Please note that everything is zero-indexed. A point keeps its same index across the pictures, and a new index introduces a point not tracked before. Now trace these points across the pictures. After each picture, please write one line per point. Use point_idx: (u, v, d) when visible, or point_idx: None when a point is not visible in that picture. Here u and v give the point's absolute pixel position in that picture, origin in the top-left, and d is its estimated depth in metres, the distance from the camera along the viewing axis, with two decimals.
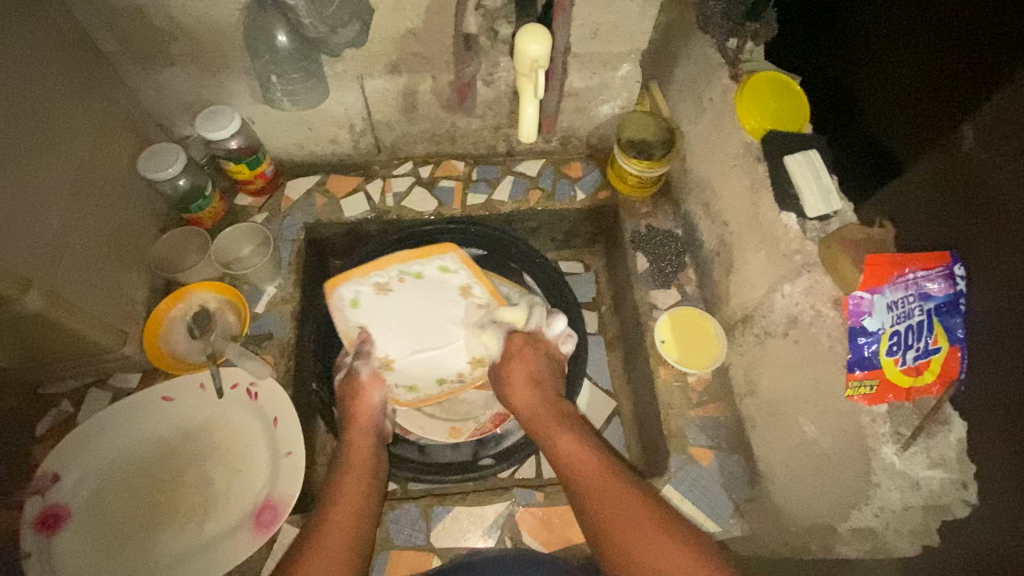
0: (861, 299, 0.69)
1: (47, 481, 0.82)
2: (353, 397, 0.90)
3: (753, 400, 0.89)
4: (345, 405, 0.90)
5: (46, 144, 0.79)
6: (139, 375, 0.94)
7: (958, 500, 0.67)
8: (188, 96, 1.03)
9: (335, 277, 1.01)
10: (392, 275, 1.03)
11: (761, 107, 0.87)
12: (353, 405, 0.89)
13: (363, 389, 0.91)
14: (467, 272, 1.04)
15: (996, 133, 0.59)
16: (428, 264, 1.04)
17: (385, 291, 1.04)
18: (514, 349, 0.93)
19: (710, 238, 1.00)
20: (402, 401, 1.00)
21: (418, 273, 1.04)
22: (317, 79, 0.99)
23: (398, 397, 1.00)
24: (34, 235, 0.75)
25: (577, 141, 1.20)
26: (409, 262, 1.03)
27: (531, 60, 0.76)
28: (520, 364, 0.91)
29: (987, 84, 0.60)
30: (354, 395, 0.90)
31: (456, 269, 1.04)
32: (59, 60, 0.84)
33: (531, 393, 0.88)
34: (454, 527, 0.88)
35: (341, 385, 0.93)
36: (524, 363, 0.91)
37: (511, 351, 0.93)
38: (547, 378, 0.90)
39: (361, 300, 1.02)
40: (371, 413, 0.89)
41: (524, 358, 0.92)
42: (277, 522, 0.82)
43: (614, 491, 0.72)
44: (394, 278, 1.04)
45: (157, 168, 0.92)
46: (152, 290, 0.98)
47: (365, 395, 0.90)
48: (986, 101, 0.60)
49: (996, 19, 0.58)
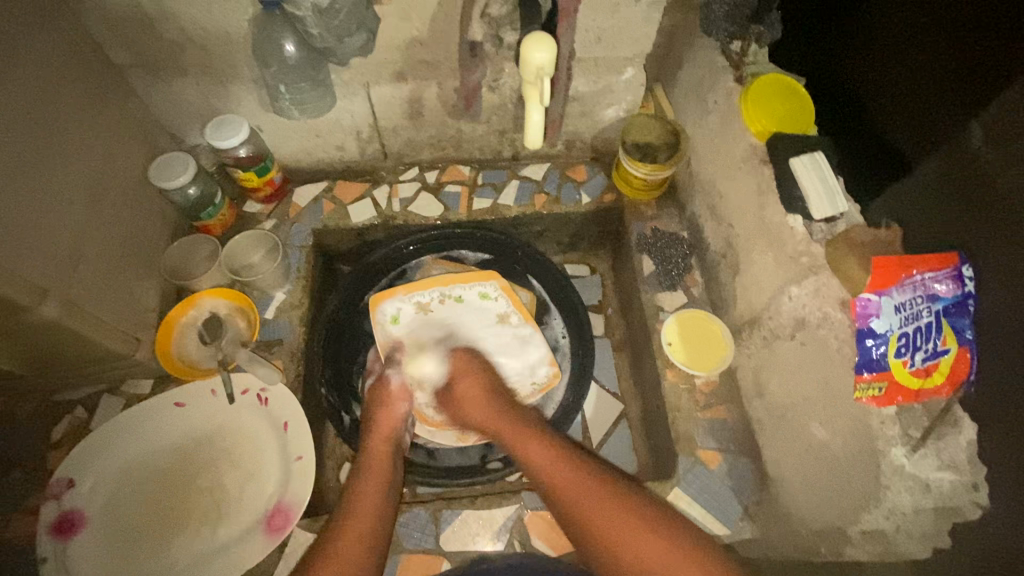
0: (869, 301, 0.68)
1: (62, 487, 0.83)
2: (377, 407, 0.91)
3: (761, 403, 0.89)
4: (370, 414, 0.91)
5: (61, 157, 0.81)
6: (151, 382, 0.95)
7: (969, 503, 0.66)
8: (197, 106, 1.04)
9: (380, 293, 1.07)
10: (433, 296, 1.08)
11: (766, 110, 0.87)
12: (376, 416, 0.90)
13: (390, 400, 0.92)
14: (507, 300, 1.07)
15: (1006, 131, 0.59)
16: (469, 289, 1.08)
17: (427, 310, 1.07)
18: (461, 367, 0.95)
19: (716, 240, 1.00)
20: (429, 420, 0.99)
21: (459, 296, 1.08)
22: (326, 87, 1.00)
23: (422, 415, 0.99)
24: (49, 245, 0.76)
25: (582, 145, 1.21)
26: (453, 285, 1.08)
27: (538, 67, 0.76)
28: (469, 382, 0.92)
29: (997, 80, 0.59)
30: (382, 405, 0.91)
31: (496, 296, 1.08)
32: (72, 74, 0.85)
33: (485, 407, 0.89)
34: (463, 531, 0.88)
35: (370, 393, 0.94)
36: (471, 381, 0.92)
37: (459, 370, 0.95)
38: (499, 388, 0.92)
39: (402, 316, 1.06)
40: (393, 423, 0.89)
41: (474, 377, 0.93)
42: (289, 526, 0.83)
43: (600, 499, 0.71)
44: (435, 299, 1.08)
45: (167, 177, 0.94)
46: (164, 298, 0.99)
47: (391, 404, 0.91)
48: (996, 98, 0.60)
49: (1008, 17, 0.58)
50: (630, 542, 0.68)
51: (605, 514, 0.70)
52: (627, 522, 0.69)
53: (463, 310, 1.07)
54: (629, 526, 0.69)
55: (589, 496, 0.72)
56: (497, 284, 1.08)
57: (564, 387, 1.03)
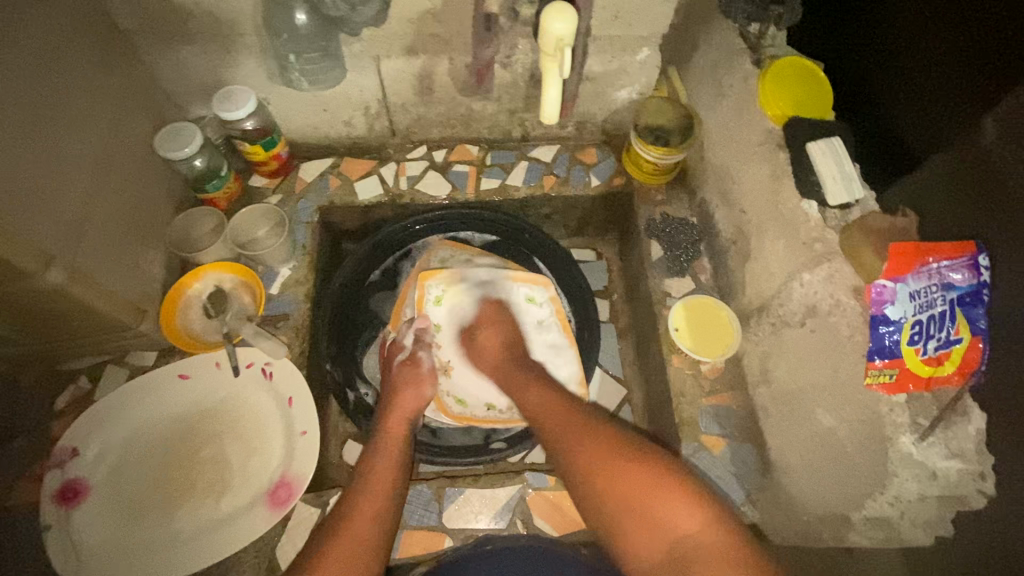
0: (884, 287, 0.68)
1: (66, 455, 0.84)
2: (406, 384, 0.91)
3: (767, 389, 0.89)
4: (398, 386, 0.91)
5: (67, 121, 0.80)
6: (156, 354, 0.95)
7: (974, 491, 0.66)
8: (205, 75, 1.02)
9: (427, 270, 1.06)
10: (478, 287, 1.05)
11: (784, 94, 0.85)
12: (403, 390, 0.91)
13: (419, 380, 0.92)
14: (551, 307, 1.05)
15: (1016, 126, 0.58)
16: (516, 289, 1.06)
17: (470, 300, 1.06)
18: (489, 317, 1.00)
19: (727, 226, 0.99)
20: (450, 411, 0.99)
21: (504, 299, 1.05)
22: (335, 59, 0.99)
23: (445, 406, 1.00)
24: (56, 211, 0.76)
25: (592, 127, 1.19)
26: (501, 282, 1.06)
27: (558, 38, 0.75)
28: (489, 332, 0.98)
29: (1009, 76, 0.58)
30: (409, 382, 0.92)
31: (542, 302, 1.05)
32: (79, 36, 0.84)
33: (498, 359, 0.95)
34: (465, 509, 0.89)
35: (400, 367, 0.94)
36: (494, 332, 0.97)
37: (485, 317, 1.00)
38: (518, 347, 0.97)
39: (444, 297, 1.05)
40: (416, 403, 0.90)
41: (495, 327, 0.98)
42: (293, 498, 0.84)
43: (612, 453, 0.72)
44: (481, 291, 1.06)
45: (173, 148, 0.92)
46: (168, 270, 0.99)
47: (416, 386, 0.91)
48: (1008, 93, 0.58)
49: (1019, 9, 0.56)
50: (623, 486, 0.69)
51: (622, 474, 0.70)
52: (607, 468, 0.71)
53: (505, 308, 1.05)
54: (644, 472, 0.69)
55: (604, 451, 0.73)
56: (548, 292, 1.05)
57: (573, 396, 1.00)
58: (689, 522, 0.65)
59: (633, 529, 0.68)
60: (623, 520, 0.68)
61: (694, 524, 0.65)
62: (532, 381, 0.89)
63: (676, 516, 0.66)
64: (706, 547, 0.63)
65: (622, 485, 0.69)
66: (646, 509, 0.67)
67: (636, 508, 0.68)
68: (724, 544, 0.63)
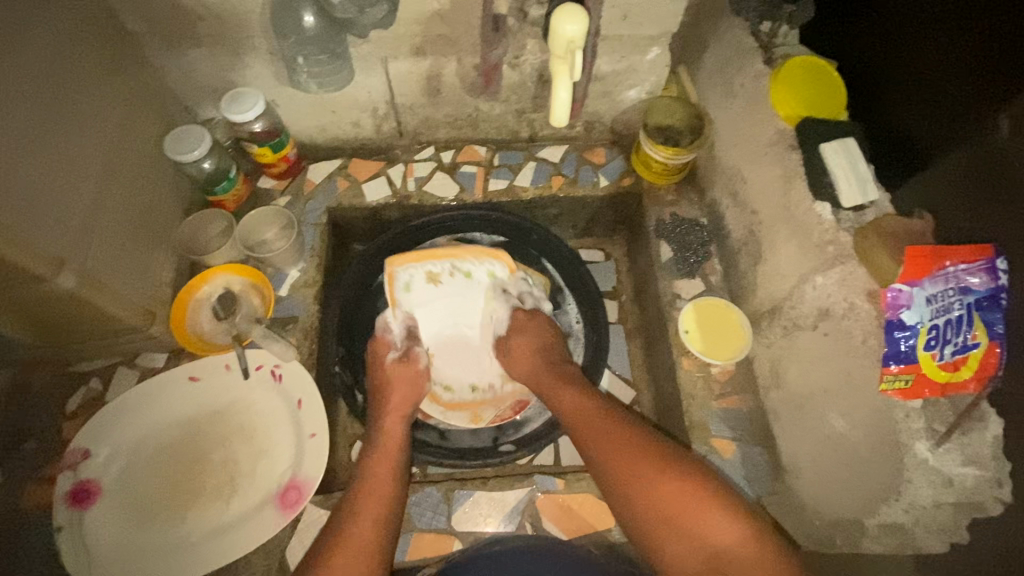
0: (900, 291, 0.67)
1: (78, 457, 0.84)
2: (400, 381, 0.91)
3: (778, 393, 0.88)
4: (390, 384, 0.91)
5: (76, 125, 0.80)
6: (166, 356, 0.95)
7: (992, 498, 0.64)
8: (213, 77, 1.02)
9: (395, 256, 1.02)
10: (444, 267, 1.03)
11: (795, 93, 0.84)
12: (397, 388, 0.90)
13: (415, 377, 0.92)
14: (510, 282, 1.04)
15: None
16: (478, 265, 1.04)
17: (436, 282, 1.04)
18: (519, 325, 0.98)
19: (738, 227, 0.98)
20: (442, 400, 1.00)
21: (468, 271, 1.04)
22: (343, 61, 0.99)
23: (435, 395, 1.00)
24: (66, 215, 0.76)
25: (601, 126, 1.18)
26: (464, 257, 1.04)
27: (568, 40, 0.75)
28: (523, 340, 0.96)
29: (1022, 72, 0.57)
30: (403, 378, 0.91)
31: (504, 278, 1.04)
32: (88, 39, 0.84)
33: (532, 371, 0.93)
34: (475, 512, 0.88)
35: (396, 365, 0.93)
36: (527, 341, 0.95)
37: (515, 326, 0.98)
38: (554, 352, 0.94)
39: (413, 285, 1.02)
40: (410, 399, 0.90)
41: (528, 336, 0.96)
42: (302, 502, 0.84)
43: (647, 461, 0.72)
44: (446, 271, 1.04)
45: (182, 150, 0.92)
46: (178, 272, 0.99)
47: (409, 382, 0.91)
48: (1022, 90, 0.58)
49: None
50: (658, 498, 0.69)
51: (655, 485, 0.70)
52: (641, 467, 0.72)
53: (469, 285, 1.05)
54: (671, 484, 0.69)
55: (639, 460, 0.72)
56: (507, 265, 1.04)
57: None
58: (726, 535, 0.65)
59: (668, 540, 0.67)
60: (664, 535, 0.68)
61: (730, 538, 0.65)
62: (569, 391, 0.86)
63: (714, 530, 0.66)
64: (749, 560, 0.64)
65: (659, 497, 0.69)
66: (685, 519, 0.67)
67: (673, 521, 0.68)
68: (762, 559, 0.64)
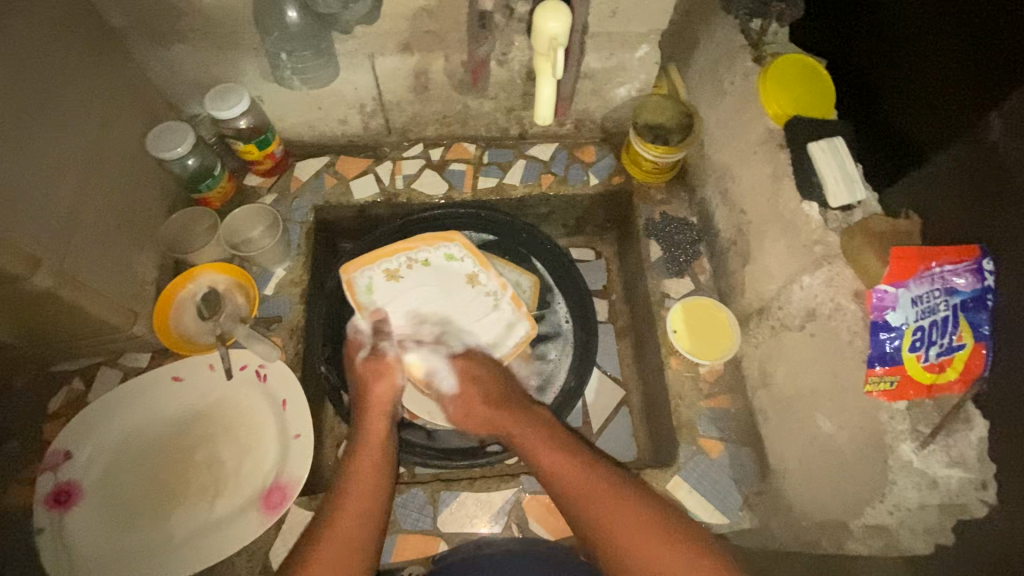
0: (885, 293, 0.66)
1: (59, 458, 0.83)
2: (377, 376, 0.88)
3: (766, 393, 0.88)
4: (367, 382, 0.87)
5: (56, 121, 0.79)
6: (149, 355, 0.95)
7: (976, 500, 0.64)
8: (197, 73, 1.01)
9: (349, 263, 1.02)
10: (400, 262, 1.04)
11: (785, 91, 0.83)
12: (374, 385, 0.87)
13: (388, 371, 0.88)
14: (472, 260, 1.05)
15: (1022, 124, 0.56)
16: (434, 251, 1.05)
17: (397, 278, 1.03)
18: (470, 370, 0.90)
19: (727, 226, 0.97)
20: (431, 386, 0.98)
21: (425, 260, 1.05)
22: (328, 57, 0.99)
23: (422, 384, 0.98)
24: (44, 213, 0.75)
25: (592, 124, 1.18)
26: (418, 248, 1.05)
27: (552, 38, 0.74)
28: (473, 390, 0.88)
29: (1014, 71, 0.57)
30: (380, 375, 0.88)
31: (461, 257, 1.05)
32: (67, 34, 0.82)
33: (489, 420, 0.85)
34: (460, 512, 0.88)
35: (367, 362, 0.90)
36: (478, 388, 0.88)
37: (466, 373, 0.90)
38: (512, 395, 0.88)
39: (375, 285, 1.02)
40: (390, 395, 0.86)
41: (477, 384, 0.89)
42: (286, 503, 0.83)
43: (635, 519, 0.68)
44: (403, 265, 1.04)
45: (165, 147, 0.91)
46: (162, 270, 0.98)
47: (387, 376, 0.88)
48: (1014, 89, 0.57)
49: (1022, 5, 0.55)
50: (649, 556, 0.65)
51: (647, 544, 0.66)
52: (597, 488, 0.71)
53: (430, 273, 1.04)
54: (659, 541, 0.66)
55: (626, 520, 0.68)
56: (461, 245, 1.06)
57: (571, 397, 0.99)
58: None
59: None
60: None
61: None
62: (538, 442, 0.79)
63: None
64: None
65: (650, 556, 0.65)
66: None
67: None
68: None
